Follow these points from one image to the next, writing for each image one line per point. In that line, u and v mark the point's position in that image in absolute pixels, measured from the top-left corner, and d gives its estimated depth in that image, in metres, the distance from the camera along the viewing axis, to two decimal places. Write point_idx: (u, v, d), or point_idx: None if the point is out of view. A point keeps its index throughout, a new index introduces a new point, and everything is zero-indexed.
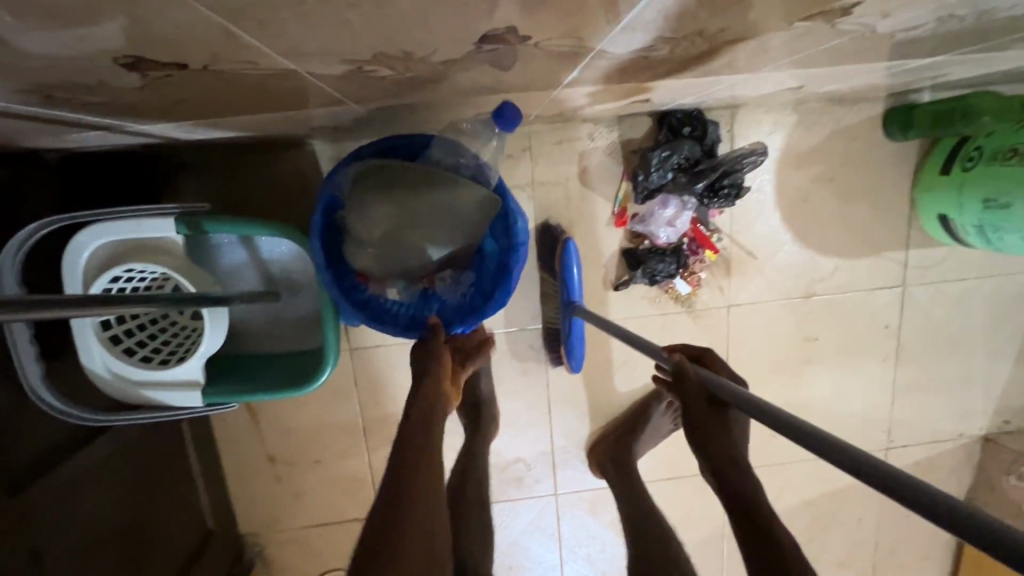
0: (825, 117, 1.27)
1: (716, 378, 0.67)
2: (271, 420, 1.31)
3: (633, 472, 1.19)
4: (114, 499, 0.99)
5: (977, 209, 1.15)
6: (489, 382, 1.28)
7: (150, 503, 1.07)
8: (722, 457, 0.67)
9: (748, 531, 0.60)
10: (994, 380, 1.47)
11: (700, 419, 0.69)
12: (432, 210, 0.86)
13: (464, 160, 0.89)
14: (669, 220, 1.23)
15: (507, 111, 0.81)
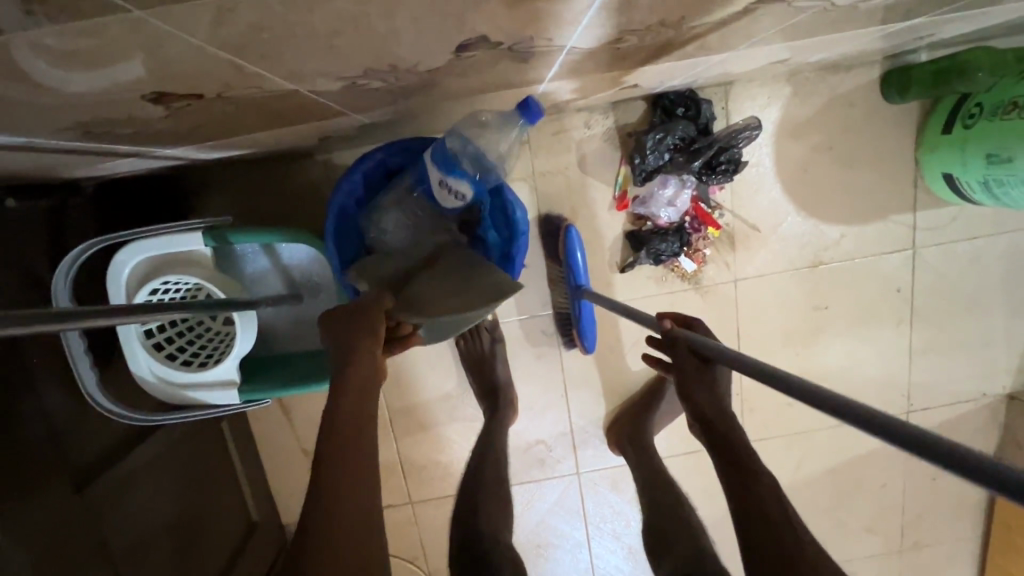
0: (821, 85, 1.27)
1: (699, 339, 0.73)
2: (303, 416, 1.40)
3: (650, 447, 1.24)
4: (166, 493, 1.08)
5: (980, 166, 1.14)
6: (504, 368, 1.34)
7: (199, 496, 1.16)
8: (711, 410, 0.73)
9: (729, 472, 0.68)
10: (1016, 338, 1.45)
11: (687, 374, 0.76)
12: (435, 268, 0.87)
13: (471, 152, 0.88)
14: (669, 200, 1.25)
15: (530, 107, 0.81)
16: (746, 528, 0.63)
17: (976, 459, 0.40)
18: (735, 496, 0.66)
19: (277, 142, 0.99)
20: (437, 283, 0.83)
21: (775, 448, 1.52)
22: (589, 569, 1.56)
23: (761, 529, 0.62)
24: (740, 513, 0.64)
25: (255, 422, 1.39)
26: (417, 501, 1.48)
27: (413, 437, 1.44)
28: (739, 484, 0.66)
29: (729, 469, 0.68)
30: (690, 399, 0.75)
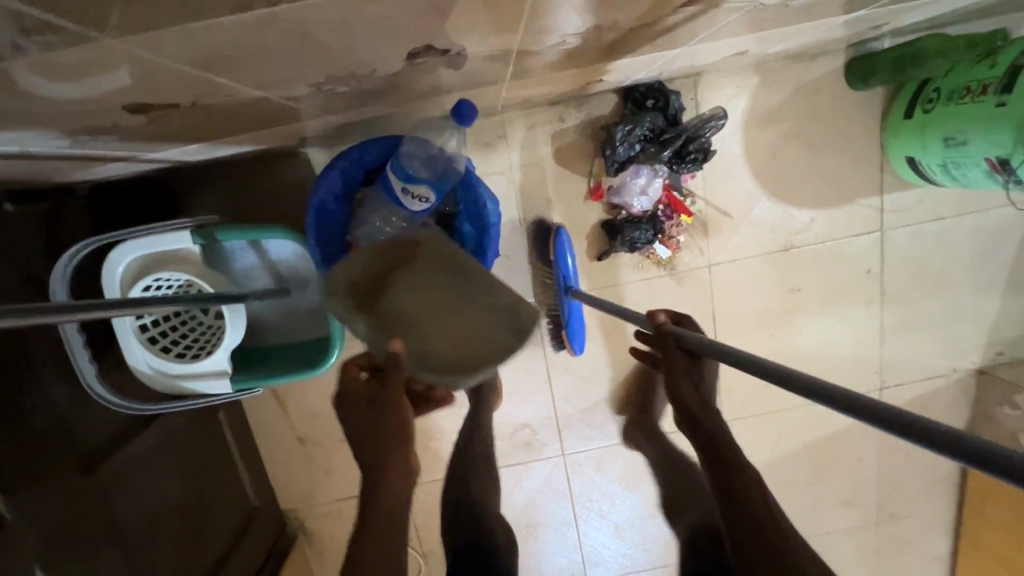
0: (787, 75, 1.31)
1: (689, 334, 0.77)
2: (298, 405, 1.46)
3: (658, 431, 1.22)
4: (170, 477, 1.14)
5: (939, 149, 1.19)
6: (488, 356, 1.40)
7: (201, 480, 1.23)
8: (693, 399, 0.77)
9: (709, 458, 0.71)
10: (983, 314, 1.50)
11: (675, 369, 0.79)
12: (416, 288, 0.75)
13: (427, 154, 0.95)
14: (642, 188, 1.29)
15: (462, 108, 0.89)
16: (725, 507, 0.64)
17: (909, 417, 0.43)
18: (717, 484, 0.67)
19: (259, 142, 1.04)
20: (436, 322, 0.72)
21: (753, 426, 1.58)
22: (577, 545, 1.63)
23: (737, 509, 0.63)
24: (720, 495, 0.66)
25: (251, 412, 1.45)
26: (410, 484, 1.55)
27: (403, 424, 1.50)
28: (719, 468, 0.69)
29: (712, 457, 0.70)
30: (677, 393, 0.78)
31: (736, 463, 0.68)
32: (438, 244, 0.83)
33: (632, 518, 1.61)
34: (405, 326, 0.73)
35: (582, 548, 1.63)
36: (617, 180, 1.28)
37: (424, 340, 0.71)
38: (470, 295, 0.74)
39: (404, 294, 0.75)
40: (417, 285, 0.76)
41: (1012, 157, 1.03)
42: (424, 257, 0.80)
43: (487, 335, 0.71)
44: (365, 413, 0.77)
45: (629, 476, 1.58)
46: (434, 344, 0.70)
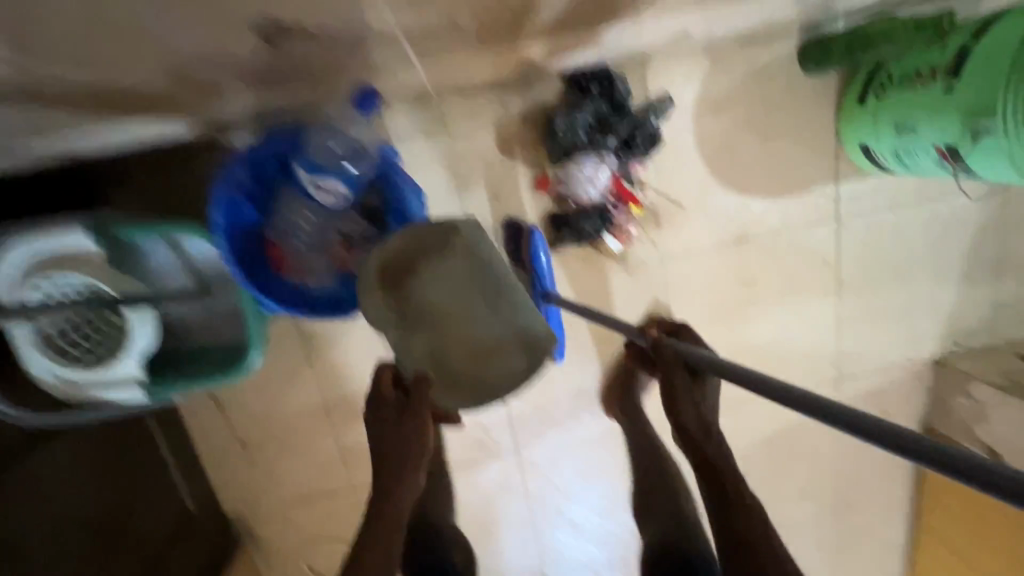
0: (738, 58, 1.26)
1: (687, 349, 0.82)
2: (237, 407, 1.40)
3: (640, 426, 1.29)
4: (85, 494, 1.19)
5: (891, 136, 1.15)
6: None
7: (123, 488, 1.25)
8: (695, 422, 0.84)
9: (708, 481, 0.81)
10: (940, 305, 1.48)
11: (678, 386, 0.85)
12: (448, 285, 0.81)
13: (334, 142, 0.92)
14: (591, 178, 1.23)
15: None
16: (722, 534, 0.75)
17: (908, 439, 0.49)
18: (717, 507, 0.77)
19: (161, 132, 0.95)
20: (459, 330, 0.79)
21: None
22: (535, 543, 1.60)
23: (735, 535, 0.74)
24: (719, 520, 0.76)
25: (187, 415, 1.39)
26: (358, 487, 1.49)
27: (349, 425, 1.45)
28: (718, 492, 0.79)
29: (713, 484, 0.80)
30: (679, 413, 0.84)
31: (733, 490, 0.78)
32: (475, 238, 0.87)
33: (589, 515, 1.59)
34: (426, 325, 0.80)
35: (540, 545, 1.60)
36: (565, 169, 1.23)
37: (444, 346, 0.79)
38: (499, 310, 0.81)
39: (432, 290, 0.80)
40: (448, 283, 0.81)
41: (960, 145, 1.00)
42: (460, 251, 0.84)
43: (500, 359, 0.79)
44: (392, 429, 0.92)
45: (585, 473, 1.55)
46: (451, 353, 0.79)
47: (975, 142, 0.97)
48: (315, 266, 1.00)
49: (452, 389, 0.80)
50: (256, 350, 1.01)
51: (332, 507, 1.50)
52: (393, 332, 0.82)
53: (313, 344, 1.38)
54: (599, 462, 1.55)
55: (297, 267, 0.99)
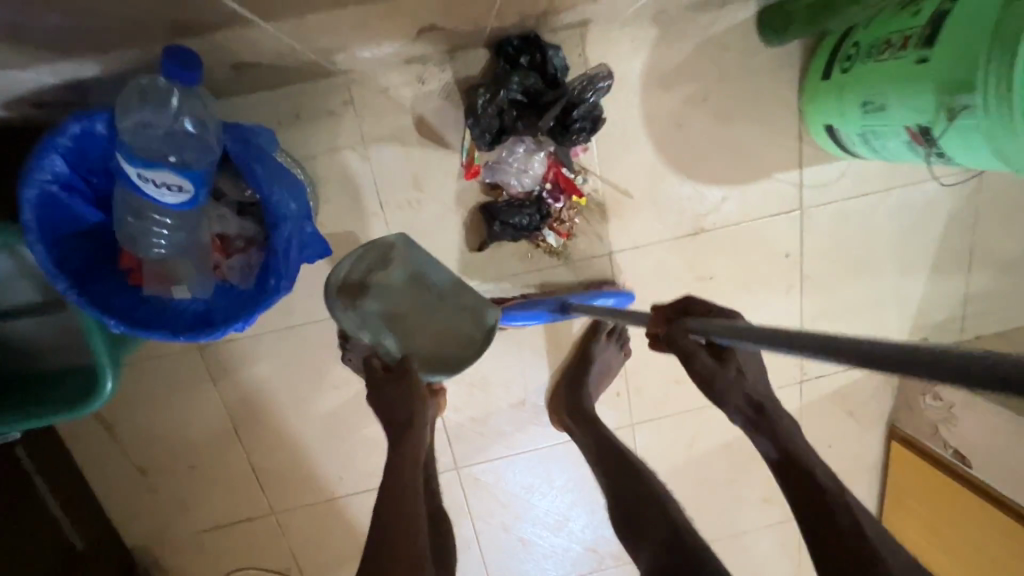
0: (689, 27, 1.11)
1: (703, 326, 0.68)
2: (130, 430, 1.23)
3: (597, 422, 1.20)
4: None
5: (857, 116, 1.02)
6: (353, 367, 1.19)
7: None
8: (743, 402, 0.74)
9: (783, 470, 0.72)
10: (908, 298, 1.38)
11: (713, 373, 0.72)
12: (403, 290, 1.00)
13: (163, 124, 0.69)
14: (525, 165, 1.09)
15: (175, 58, 0.64)
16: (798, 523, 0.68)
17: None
18: (800, 499, 0.69)
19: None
20: (427, 321, 1.00)
21: (665, 427, 1.42)
22: (481, 562, 1.48)
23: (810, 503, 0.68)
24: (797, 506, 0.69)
25: (72, 441, 1.22)
26: (279, 511, 1.34)
27: (264, 445, 1.29)
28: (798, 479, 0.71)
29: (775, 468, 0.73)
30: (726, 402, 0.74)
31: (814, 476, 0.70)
32: (409, 250, 1.02)
33: (539, 530, 1.47)
34: (397, 327, 0.99)
35: (487, 564, 1.48)
36: (494, 155, 1.08)
37: (414, 338, 0.99)
38: (450, 300, 1.02)
39: (387, 298, 0.98)
40: (404, 289, 1.00)
41: (933, 125, 0.87)
42: (399, 261, 1.01)
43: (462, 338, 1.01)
44: (390, 395, 0.96)
45: (533, 487, 1.43)
46: (422, 343, 0.99)
47: (950, 121, 0.85)
48: (179, 274, 0.82)
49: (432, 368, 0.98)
50: (109, 374, 0.82)
51: (250, 534, 1.34)
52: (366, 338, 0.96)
53: (215, 356, 1.21)
54: (547, 475, 1.42)
55: (155, 277, 0.81)
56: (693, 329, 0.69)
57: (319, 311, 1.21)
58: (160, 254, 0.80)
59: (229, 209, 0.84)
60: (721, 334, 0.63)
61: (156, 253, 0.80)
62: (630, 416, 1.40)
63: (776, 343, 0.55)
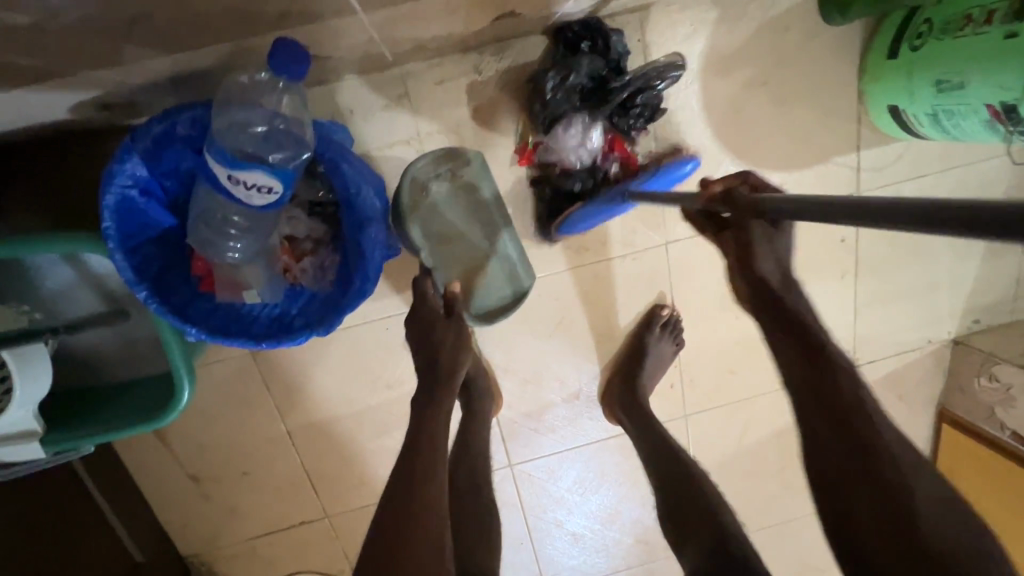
0: (750, 8, 1.08)
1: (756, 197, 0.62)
2: (183, 439, 1.21)
3: (649, 413, 1.20)
4: (22, 544, 0.94)
5: (929, 95, 0.99)
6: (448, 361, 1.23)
7: (59, 541, 1.01)
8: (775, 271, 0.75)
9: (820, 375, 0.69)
10: (961, 280, 1.36)
11: (756, 240, 0.75)
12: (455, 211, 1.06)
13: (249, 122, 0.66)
14: (583, 137, 1.03)
15: (281, 50, 0.60)
16: (810, 429, 0.68)
17: None
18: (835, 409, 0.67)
19: (26, 122, 0.71)
20: (462, 253, 1.07)
21: (719, 418, 1.40)
22: (533, 558, 1.47)
23: (837, 416, 0.66)
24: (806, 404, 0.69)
25: (125, 450, 1.20)
26: (333, 514, 1.32)
27: (316, 450, 1.27)
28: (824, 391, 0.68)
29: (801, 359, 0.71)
30: (754, 268, 0.75)
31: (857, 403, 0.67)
32: (479, 176, 1.04)
33: (590, 524, 1.45)
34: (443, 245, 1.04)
35: (539, 560, 1.47)
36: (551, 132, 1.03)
37: (451, 266, 1.06)
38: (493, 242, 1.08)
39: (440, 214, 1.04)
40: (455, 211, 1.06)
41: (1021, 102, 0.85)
42: (465, 181, 1.04)
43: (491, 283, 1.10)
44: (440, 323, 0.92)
45: (585, 482, 1.41)
46: (457, 271, 1.07)
47: None
48: (250, 279, 0.80)
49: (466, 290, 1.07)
50: (186, 383, 0.79)
51: (304, 539, 1.33)
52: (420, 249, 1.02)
53: (267, 361, 1.19)
54: (599, 469, 1.41)
55: (227, 283, 0.79)
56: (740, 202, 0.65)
57: (371, 311, 1.18)
58: (233, 259, 0.78)
59: (300, 210, 0.82)
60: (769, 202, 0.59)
61: (230, 259, 0.78)
62: (682, 408, 1.37)
63: (797, 207, 0.54)
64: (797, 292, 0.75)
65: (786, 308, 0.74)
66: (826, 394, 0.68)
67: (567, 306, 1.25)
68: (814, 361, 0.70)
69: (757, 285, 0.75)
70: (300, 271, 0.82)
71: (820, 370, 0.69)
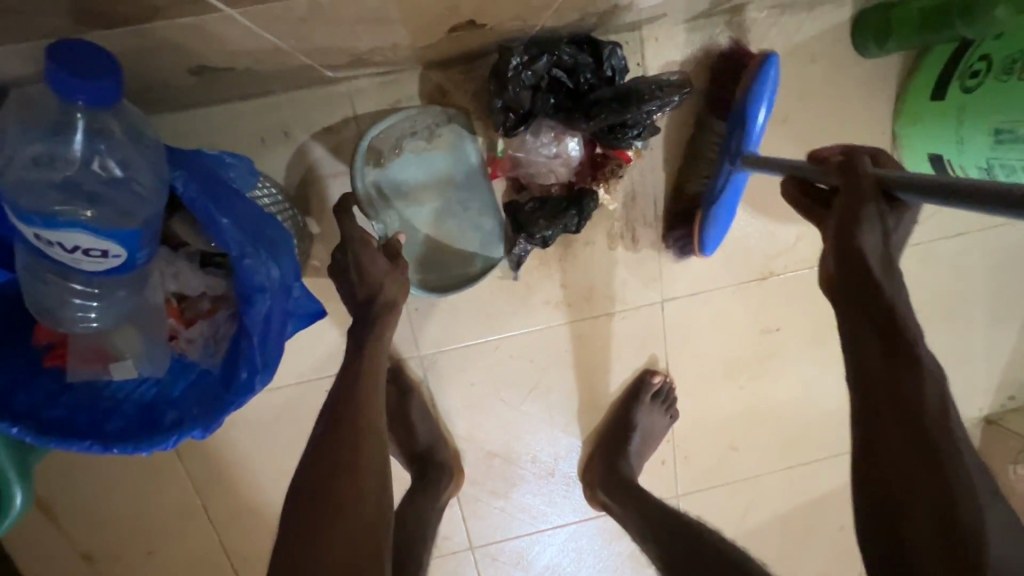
0: (772, 32, 0.91)
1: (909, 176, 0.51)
2: (75, 513, 1.01)
3: (636, 487, 1.00)
4: None
5: (983, 146, 0.81)
6: (401, 427, 1.03)
7: None
8: (875, 260, 0.54)
9: (889, 383, 0.52)
10: (998, 352, 1.18)
11: (864, 223, 0.53)
12: (428, 173, 0.87)
13: (64, 156, 0.50)
14: (556, 140, 0.85)
15: (68, 54, 0.46)
16: (871, 412, 0.53)
17: None
18: (917, 434, 0.50)
19: None
20: (430, 218, 0.88)
21: (716, 499, 1.20)
22: None
23: (922, 439, 0.50)
24: (862, 362, 0.54)
25: None
26: None
27: (238, 527, 1.06)
28: (896, 387, 0.52)
29: (874, 334, 0.53)
30: (857, 244, 0.53)
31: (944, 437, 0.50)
32: (458, 140, 0.85)
33: None
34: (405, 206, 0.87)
35: None
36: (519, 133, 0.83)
37: (411, 231, 0.88)
38: (467, 212, 0.88)
39: (409, 172, 0.86)
40: (429, 173, 0.87)
41: None
42: (446, 143, 0.85)
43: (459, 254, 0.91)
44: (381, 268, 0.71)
45: (559, 569, 1.20)
46: (427, 240, 0.89)
47: None
48: (121, 349, 0.61)
49: (422, 261, 0.89)
50: (19, 486, 0.64)
51: None
52: (373, 206, 0.85)
53: None
54: (575, 555, 1.20)
55: (88, 355, 0.61)
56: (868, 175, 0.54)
57: (309, 369, 0.99)
58: (89, 328, 0.59)
59: (188, 262, 0.63)
60: (914, 182, 0.50)
61: (85, 328, 0.59)
62: (674, 487, 1.18)
63: (945, 188, 0.47)
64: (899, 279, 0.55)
65: (877, 293, 0.53)
66: (900, 399, 0.51)
67: (543, 367, 1.06)
68: (903, 377, 0.51)
69: (856, 269, 0.54)
70: (185, 331, 0.64)
71: (904, 379, 0.51)
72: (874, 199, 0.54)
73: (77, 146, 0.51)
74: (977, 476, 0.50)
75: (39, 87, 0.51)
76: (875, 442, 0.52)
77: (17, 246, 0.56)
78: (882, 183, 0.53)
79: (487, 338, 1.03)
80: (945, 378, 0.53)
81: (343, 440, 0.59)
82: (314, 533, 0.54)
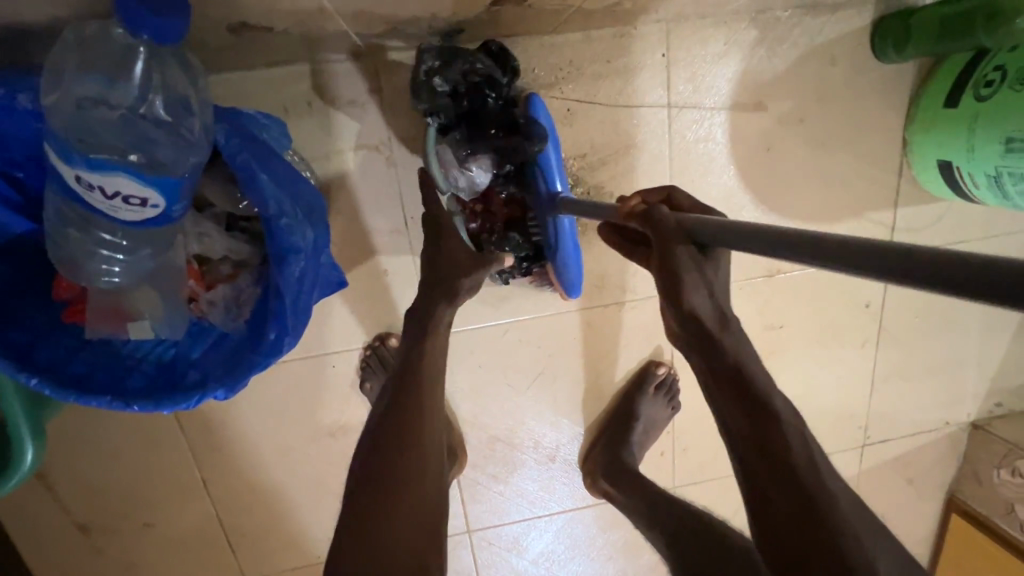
0: (796, 31, 0.93)
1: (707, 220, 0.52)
2: (72, 481, 0.99)
3: (637, 474, 1.01)
4: None
5: (994, 154, 0.83)
6: None
7: None
8: (712, 318, 0.58)
9: (755, 428, 0.56)
10: (989, 358, 1.21)
11: (684, 271, 0.55)
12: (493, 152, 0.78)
13: (117, 101, 0.52)
14: (464, 161, 0.77)
15: None
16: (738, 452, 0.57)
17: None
18: (778, 478, 0.55)
19: None
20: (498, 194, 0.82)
21: (711, 492, 1.22)
22: None
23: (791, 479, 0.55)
24: (725, 415, 0.58)
25: None
26: None
27: (236, 501, 1.05)
28: (755, 430, 0.56)
29: (735, 399, 0.57)
30: (685, 301, 0.56)
31: (805, 480, 0.55)
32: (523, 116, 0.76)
33: None
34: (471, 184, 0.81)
35: None
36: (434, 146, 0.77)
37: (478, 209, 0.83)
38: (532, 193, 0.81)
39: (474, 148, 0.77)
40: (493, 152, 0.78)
41: None
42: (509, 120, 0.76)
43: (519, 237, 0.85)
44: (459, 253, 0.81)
45: (553, 556, 1.21)
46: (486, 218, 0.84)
47: None
48: (140, 308, 0.61)
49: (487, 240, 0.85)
50: (30, 443, 0.63)
51: None
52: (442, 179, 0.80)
53: None
54: (571, 543, 1.21)
55: (105, 312, 0.60)
56: (674, 222, 0.55)
57: (316, 344, 0.98)
58: (111, 284, 0.58)
59: (213, 224, 0.63)
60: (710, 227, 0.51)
61: (107, 283, 0.59)
62: (670, 479, 1.20)
63: (747, 235, 0.47)
64: (737, 329, 0.59)
65: (721, 349, 0.57)
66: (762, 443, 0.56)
67: (550, 354, 1.06)
68: (764, 417, 0.56)
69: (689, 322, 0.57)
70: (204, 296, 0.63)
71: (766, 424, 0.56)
72: (683, 242, 0.55)
73: (129, 88, 0.52)
74: (853, 514, 0.54)
75: (95, 27, 0.51)
76: (754, 480, 0.56)
77: (48, 191, 0.55)
78: (684, 229, 0.54)
79: (497, 321, 1.03)
80: (798, 417, 0.58)
81: (411, 424, 0.70)
82: (383, 513, 0.64)
